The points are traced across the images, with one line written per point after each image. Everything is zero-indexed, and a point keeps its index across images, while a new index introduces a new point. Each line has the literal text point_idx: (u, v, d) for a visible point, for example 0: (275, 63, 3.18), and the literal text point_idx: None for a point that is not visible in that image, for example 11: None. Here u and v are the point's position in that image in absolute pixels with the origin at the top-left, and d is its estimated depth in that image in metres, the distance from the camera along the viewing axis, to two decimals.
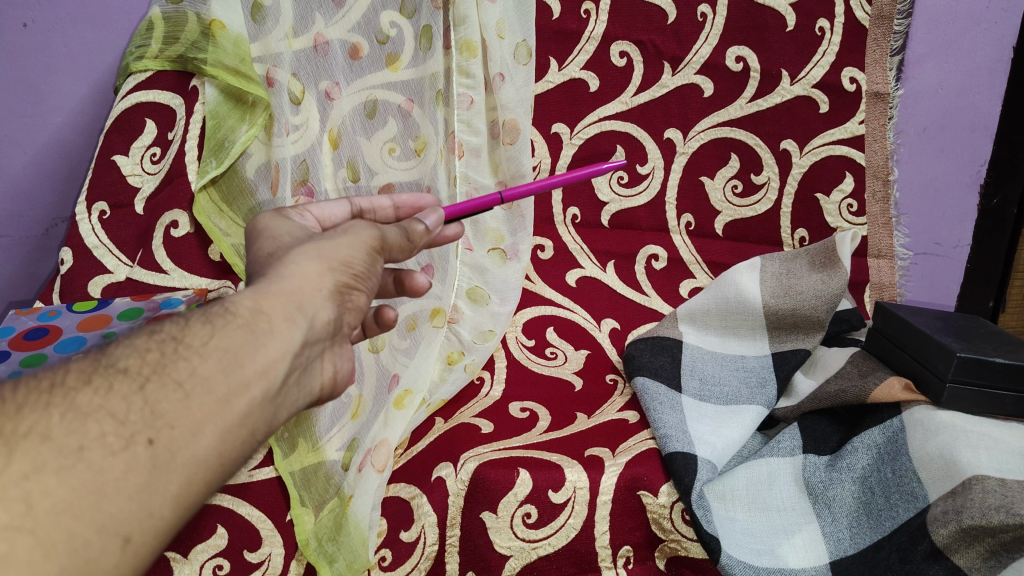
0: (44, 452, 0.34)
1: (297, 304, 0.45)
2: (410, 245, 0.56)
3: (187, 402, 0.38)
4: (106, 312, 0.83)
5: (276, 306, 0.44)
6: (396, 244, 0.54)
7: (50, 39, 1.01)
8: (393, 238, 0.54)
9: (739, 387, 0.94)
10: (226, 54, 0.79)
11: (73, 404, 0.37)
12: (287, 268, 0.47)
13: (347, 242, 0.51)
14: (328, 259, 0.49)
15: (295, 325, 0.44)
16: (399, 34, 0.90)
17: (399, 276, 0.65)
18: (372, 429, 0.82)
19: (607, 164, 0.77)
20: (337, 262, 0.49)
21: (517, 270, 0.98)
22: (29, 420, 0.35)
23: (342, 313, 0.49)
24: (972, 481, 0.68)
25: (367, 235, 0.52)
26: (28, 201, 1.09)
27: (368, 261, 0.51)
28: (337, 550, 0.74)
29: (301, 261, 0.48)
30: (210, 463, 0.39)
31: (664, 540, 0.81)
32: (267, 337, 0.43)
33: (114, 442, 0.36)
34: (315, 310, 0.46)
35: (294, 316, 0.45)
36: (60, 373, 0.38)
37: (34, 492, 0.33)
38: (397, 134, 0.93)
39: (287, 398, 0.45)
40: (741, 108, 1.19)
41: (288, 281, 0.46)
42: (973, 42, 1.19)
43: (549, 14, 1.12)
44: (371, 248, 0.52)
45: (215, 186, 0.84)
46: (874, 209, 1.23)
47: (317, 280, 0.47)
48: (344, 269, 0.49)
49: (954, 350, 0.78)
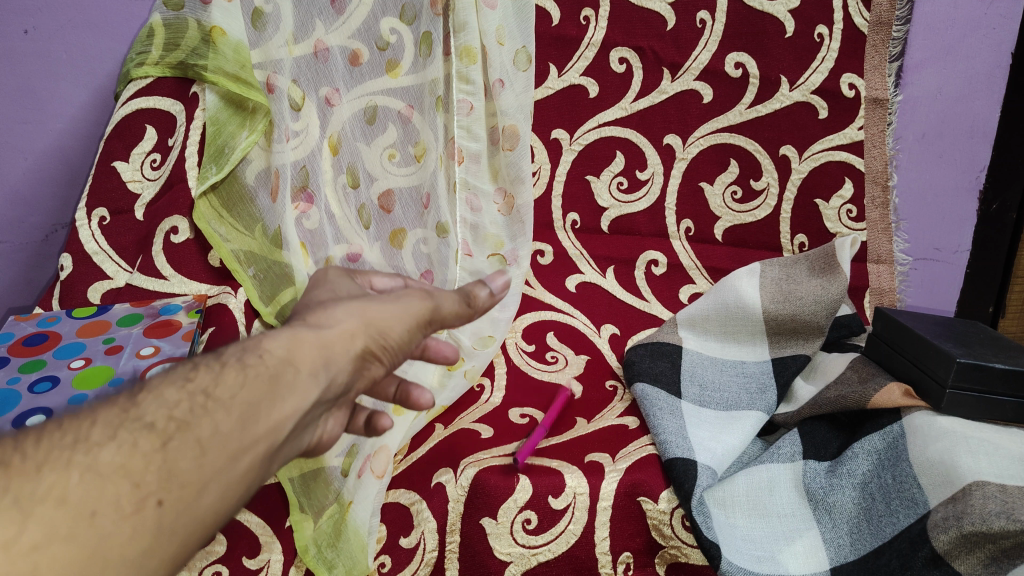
0: (58, 515, 0.34)
1: (323, 361, 0.45)
2: (466, 312, 0.54)
3: (201, 460, 0.39)
4: (105, 319, 0.84)
5: (306, 357, 0.45)
6: (449, 313, 0.53)
7: (50, 46, 1.02)
8: (447, 307, 0.52)
9: (738, 392, 0.94)
10: (226, 60, 0.82)
11: (94, 462, 0.37)
12: (326, 322, 0.48)
13: (393, 310, 0.50)
14: (368, 319, 0.49)
15: (315, 382, 0.45)
16: (399, 41, 0.90)
17: (402, 388, 0.62)
18: (372, 435, 0.80)
19: None
20: (375, 327, 0.49)
21: (518, 277, 0.96)
22: (50, 478, 0.35)
23: (359, 376, 0.49)
24: (972, 487, 0.68)
25: (417, 306, 0.51)
26: (28, 207, 1.09)
27: (410, 333, 0.51)
28: (337, 556, 0.74)
29: (342, 318, 0.48)
30: (209, 522, 0.39)
31: (663, 546, 0.81)
32: (286, 394, 0.43)
33: (126, 502, 0.36)
34: (340, 369, 0.46)
35: (316, 372, 0.45)
36: (86, 427, 0.38)
37: (43, 561, 0.33)
38: (397, 140, 0.92)
39: (286, 451, 0.45)
40: (739, 114, 1.19)
41: (323, 335, 0.46)
42: (971, 48, 1.20)
43: (548, 20, 1.13)
44: (418, 321, 0.51)
45: (215, 194, 0.87)
46: (874, 215, 1.24)
47: (350, 338, 0.47)
48: (380, 336, 0.49)
49: (954, 354, 0.78)
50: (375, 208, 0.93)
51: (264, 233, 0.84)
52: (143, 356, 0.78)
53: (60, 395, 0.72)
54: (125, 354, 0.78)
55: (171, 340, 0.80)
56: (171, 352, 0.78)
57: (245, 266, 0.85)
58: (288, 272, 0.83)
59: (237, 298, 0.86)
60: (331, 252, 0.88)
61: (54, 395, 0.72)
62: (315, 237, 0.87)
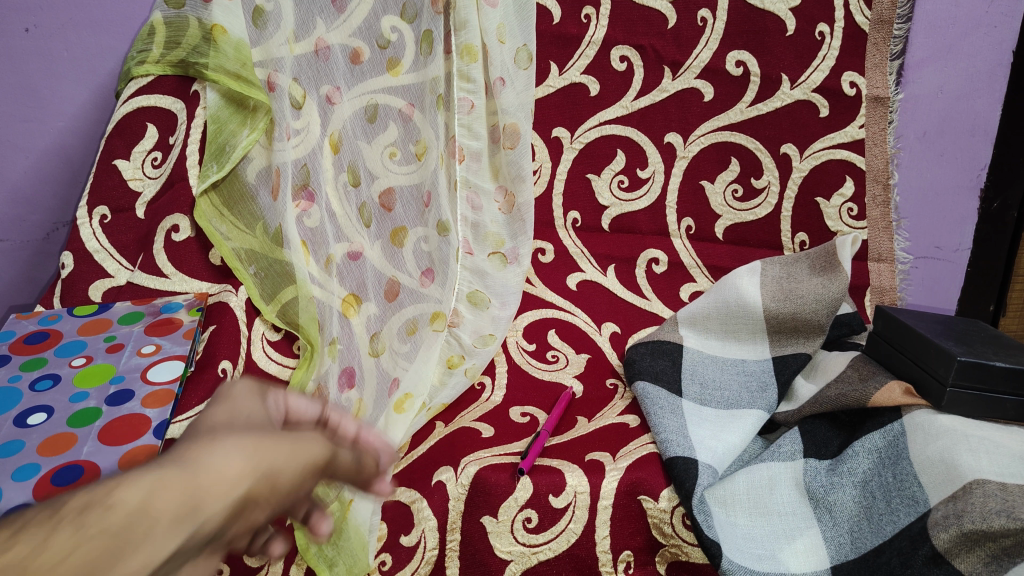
0: None
1: (191, 506, 0.31)
2: (361, 476, 0.40)
3: None
4: (106, 317, 0.84)
5: (168, 505, 0.30)
6: (346, 469, 0.39)
7: (51, 44, 1.02)
8: (350, 459, 0.39)
9: (739, 391, 0.94)
10: (227, 59, 0.82)
11: None
12: (205, 454, 0.33)
13: (287, 452, 0.35)
14: (260, 458, 0.34)
15: (179, 537, 0.30)
16: (399, 39, 0.90)
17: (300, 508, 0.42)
18: (373, 432, 0.82)
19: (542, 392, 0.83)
20: (266, 469, 0.34)
21: (518, 274, 0.99)
22: None
23: (233, 530, 0.33)
24: (973, 485, 0.68)
25: (314, 447, 0.37)
26: (29, 205, 1.09)
27: (297, 486, 0.35)
28: (337, 554, 0.74)
29: (225, 450, 0.33)
30: None
31: (664, 544, 0.81)
32: (138, 550, 0.29)
33: None
34: (209, 521, 0.31)
35: (182, 523, 0.30)
36: None
37: None
38: (398, 139, 0.92)
39: None
40: (740, 112, 1.19)
41: (200, 470, 0.32)
42: (972, 47, 1.20)
43: (549, 18, 1.13)
44: (315, 467, 0.36)
45: (216, 192, 0.86)
46: (875, 213, 1.24)
47: (233, 480, 0.32)
48: (268, 483, 0.33)
49: (954, 353, 0.78)
50: (376, 206, 0.92)
51: (265, 231, 0.84)
52: (144, 354, 0.79)
53: (62, 393, 0.73)
54: (127, 352, 0.79)
55: (172, 338, 0.81)
56: (172, 350, 0.80)
57: (245, 264, 0.86)
58: (289, 269, 0.83)
59: (237, 296, 0.86)
60: (332, 251, 0.87)
61: (56, 393, 0.73)
62: (316, 235, 0.86)
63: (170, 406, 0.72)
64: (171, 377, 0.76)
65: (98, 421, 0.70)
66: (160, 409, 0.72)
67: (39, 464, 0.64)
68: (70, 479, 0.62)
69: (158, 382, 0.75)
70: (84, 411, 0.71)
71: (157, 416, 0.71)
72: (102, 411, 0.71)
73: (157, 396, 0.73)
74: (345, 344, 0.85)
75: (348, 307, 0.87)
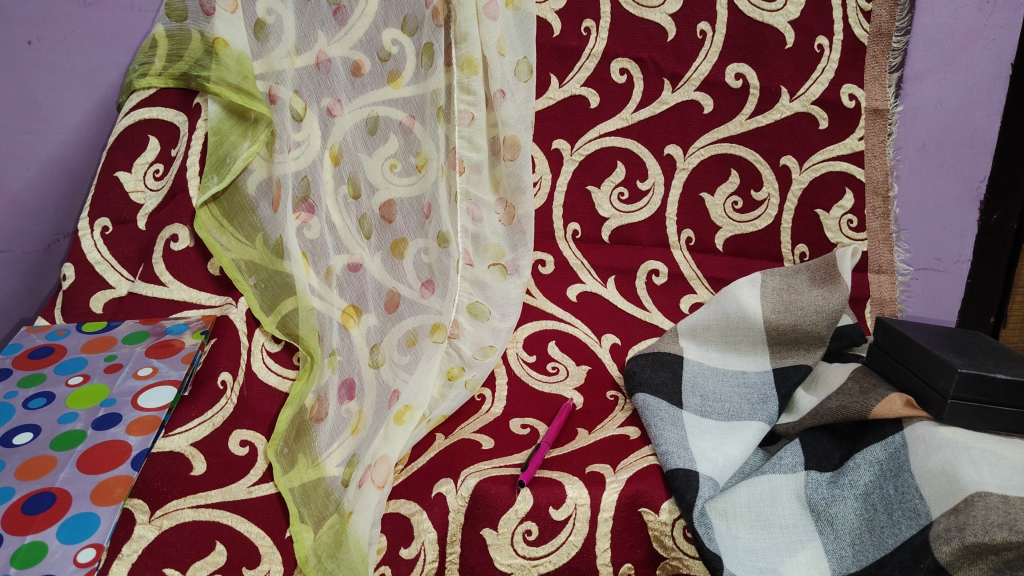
0: None
1: None
2: None
3: None
4: (112, 335, 0.85)
5: None
6: None
7: (54, 57, 1.02)
8: None
9: (740, 403, 0.93)
10: (229, 72, 0.80)
11: None
12: None
13: None
14: None
15: None
16: (400, 52, 0.91)
17: None
18: (372, 444, 0.83)
19: (544, 442, 0.86)
20: None
21: (518, 285, 1.01)
22: None
23: None
24: (975, 498, 0.68)
25: None
26: (30, 217, 1.09)
27: None
28: (337, 567, 0.72)
29: None
30: None
31: (665, 558, 0.80)
32: None
33: None
34: None
35: None
36: None
37: None
38: (398, 150, 0.94)
39: None
40: (740, 124, 1.19)
41: None
42: (971, 59, 1.21)
43: (550, 31, 1.14)
44: None
45: (216, 203, 0.86)
46: (874, 224, 1.24)
47: None
48: None
49: (955, 365, 0.78)
50: (376, 217, 0.93)
51: (265, 243, 0.84)
52: (140, 377, 0.79)
53: (52, 413, 0.74)
54: (123, 373, 0.80)
55: (170, 361, 0.81)
56: (168, 374, 0.80)
57: (245, 275, 0.86)
58: (289, 281, 0.84)
59: (238, 308, 0.87)
60: (332, 263, 0.87)
61: (48, 413, 0.74)
62: (316, 247, 0.85)
63: (153, 434, 0.72)
64: (161, 404, 0.76)
65: (81, 445, 0.70)
66: (143, 437, 0.72)
67: (14, 488, 0.65)
68: (41, 508, 0.63)
69: (146, 408, 0.75)
70: (68, 434, 0.71)
71: (138, 445, 0.71)
72: (86, 435, 0.71)
73: (143, 423, 0.74)
74: (345, 356, 0.85)
75: (347, 318, 0.87)
